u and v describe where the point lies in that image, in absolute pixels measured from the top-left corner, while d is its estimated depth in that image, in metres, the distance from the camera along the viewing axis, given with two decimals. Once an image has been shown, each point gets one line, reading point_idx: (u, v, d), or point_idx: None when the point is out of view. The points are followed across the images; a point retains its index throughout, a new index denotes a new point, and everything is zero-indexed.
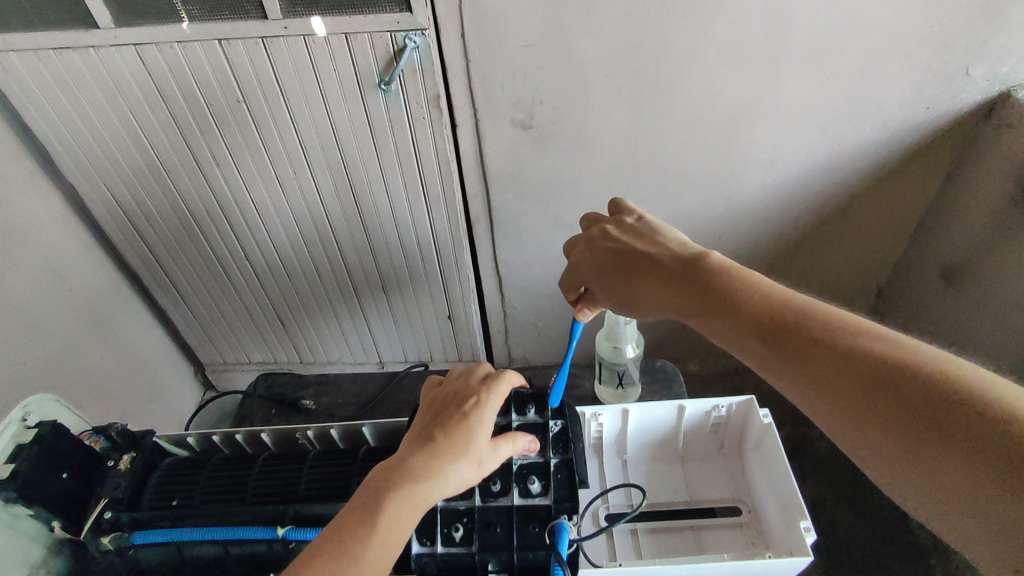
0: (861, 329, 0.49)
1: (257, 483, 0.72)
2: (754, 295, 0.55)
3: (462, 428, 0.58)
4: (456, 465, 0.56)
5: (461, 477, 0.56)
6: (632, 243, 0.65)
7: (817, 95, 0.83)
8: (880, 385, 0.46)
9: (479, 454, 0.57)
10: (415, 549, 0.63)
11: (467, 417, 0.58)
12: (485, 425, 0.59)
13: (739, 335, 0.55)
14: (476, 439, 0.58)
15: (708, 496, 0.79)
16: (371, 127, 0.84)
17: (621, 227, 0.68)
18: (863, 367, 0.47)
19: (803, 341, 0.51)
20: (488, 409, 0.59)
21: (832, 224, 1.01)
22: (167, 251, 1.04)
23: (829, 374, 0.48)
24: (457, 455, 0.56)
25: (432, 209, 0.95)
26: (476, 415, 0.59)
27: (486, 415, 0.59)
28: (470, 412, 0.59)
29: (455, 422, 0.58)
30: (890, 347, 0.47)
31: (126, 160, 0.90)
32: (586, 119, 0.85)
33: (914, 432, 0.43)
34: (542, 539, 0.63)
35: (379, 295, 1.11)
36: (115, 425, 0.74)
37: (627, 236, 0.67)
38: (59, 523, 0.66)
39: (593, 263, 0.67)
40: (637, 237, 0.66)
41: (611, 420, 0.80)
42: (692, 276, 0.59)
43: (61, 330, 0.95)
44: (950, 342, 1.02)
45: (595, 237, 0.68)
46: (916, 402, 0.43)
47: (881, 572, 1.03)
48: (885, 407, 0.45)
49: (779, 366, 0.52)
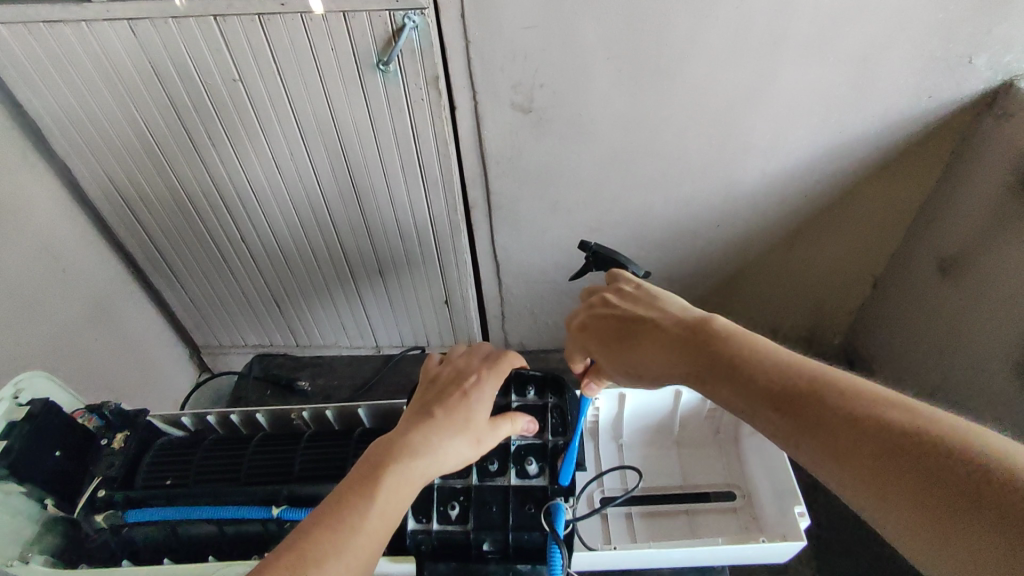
0: (880, 397, 0.47)
1: (253, 462, 0.72)
2: (764, 361, 0.53)
3: (463, 405, 0.58)
4: (455, 440, 0.56)
5: (460, 453, 0.56)
6: (632, 310, 0.64)
7: (819, 81, 0.83)
8: (897, 458, 0.42)
9: (479, 431, 0.58)
10: (411, 526, 0.63)
11: (467, 395, 0.59)
12: (485, 403, 0.59)
13: (750, 403, 0.52)
14: (476, 417, 0.58)
15: (702, 480, 0.80)
16: (369, 108, 0.83)
17: (615, 294, 0.67)
18: (879, 437, 0.44)
19: (817, 411, 0.48)
20: (488, 387, 0.60)
21: (830, 214, 1.01)
22: (162, 232, 1.03)
23: (844, 442, 0.45)
24: (456, 432, 0.56)
25: (430, 192, 0.94)
26: (476, 393, 0.59)
27: (486, 393, 0.60)
28: (471, 390, 0.60)
29: (455, 399, 0.59)
30: (910, 418, 0.44)
31: (119, 138, 0.89)
32: (587, 103, 0.85)
33: (939, 505, 0.40)
34: (538, 520, 0.63)
35: (375, 279, 1.11)
36: (108, 403, 0.73)
37: (626, 302, 0.66)
38: (51, 501, 0.66)
39: (594, 330, 0.65)
40: (636, 303, 0.65)
41: (608, 405, 0.80)
42: (695, 340, 0.58)
43: (55, 310, 0.95)
44: (944, 333, 1.03)
45: (594, 306, 0.67)
46: (936, 477, 0.40)
47: (869, 558, 1.05)
48: (902, 483, 0.42)
49: (792, 434, 0.49)
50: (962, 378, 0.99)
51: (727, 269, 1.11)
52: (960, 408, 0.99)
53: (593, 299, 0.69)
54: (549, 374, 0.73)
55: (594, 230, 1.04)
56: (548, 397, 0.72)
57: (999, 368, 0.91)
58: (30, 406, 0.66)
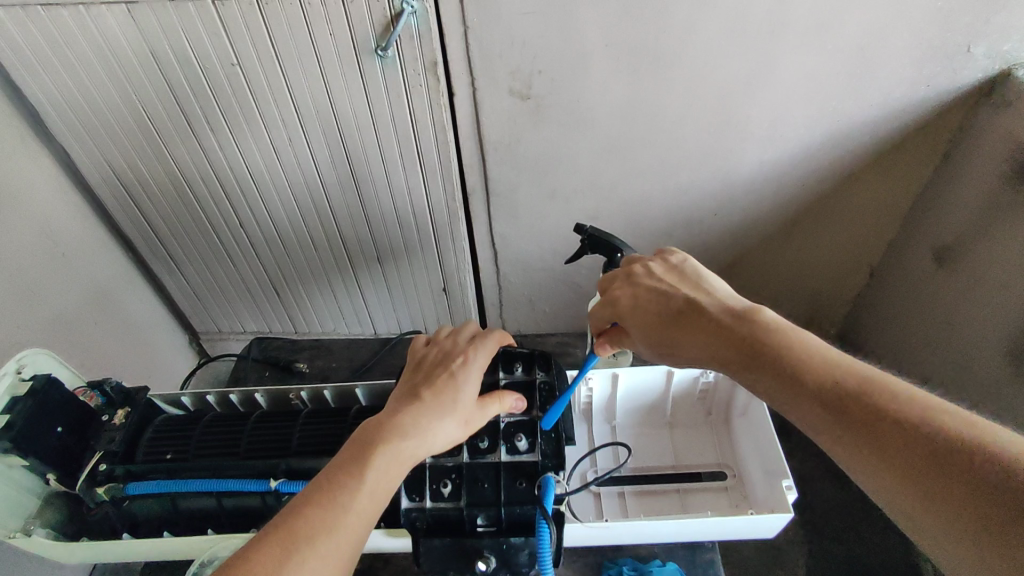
0: (926, 402, 0.46)
1: (250, 437, 0.73)
2: (807, 359, 0.53)
3: (450, 387, 0.59)
4: (443, 421, 0.57)
5: (449, 432, 0.57)
6: (678, 287, 0.65)
7: (817, 69, 0.83)
8: (939, 455, 0.43)
9: (467, 412, 0.59)
10: (404, 504, 0.64)
11: (454, 376, 0.60)
12: (473, 384, 0.60)
13: (791, 393, 0.52)
14: (464, 397, 0.59)
15: (694, 460, 0.81)
16: (367, 93, 0.83)
17: (663, 266, 0.68)
18: (923, 434, 0.44)
19: (860, 406, 0.48)
20: (475, 368, 0.61)
21: (826, 204, 1.02)
22: (161, 218, 1.04)
23: (887, 440, 0.45)
24: (446, 412, 0.57)
25: (428, 179, 0.95)
26: (464, 374, 0.60)
27: (473, 374, 0.61)
28: (458, 371, 0.60)
29: (443, 381, 0.59)
30: (960, 424, 0.44)
31: (119, 123, 0.89)
32: (584, 90, 0.85)
33: (980, 509, 0.40)
34: (530, 493, 0.64)
35: (373, 265, 1.11)
36: (109, 380, 0.75)
37: (671, 276, 0.67)
38: (54, 475, 0.67)
39: (640, 291, 0.66)
40: (680, 280, 0.66)
41: (601, 387, 0.80)
42: (736, 326, 0.58)
43: (55, 293, 0.96)
44: (938, 322, 1.03)
45: (636, 274, 0.67)
46: (986, 484, 0.40)
47: (861, 545, 1.06)
48: (947, 485, 0.42)
49: (832, 429, 0.49)
50: (954, 368, 1.00)
51: (724, 257, 1.12)
52: (953, 398, 1.00)
53: (634, 267, 0.69)
54: (536, 351, 0.74)
55: (592, 218, 1.05)
56: (536, 372, 0.72)
57: (991, 357, 0.92)
58: (33, 381, 0.67)
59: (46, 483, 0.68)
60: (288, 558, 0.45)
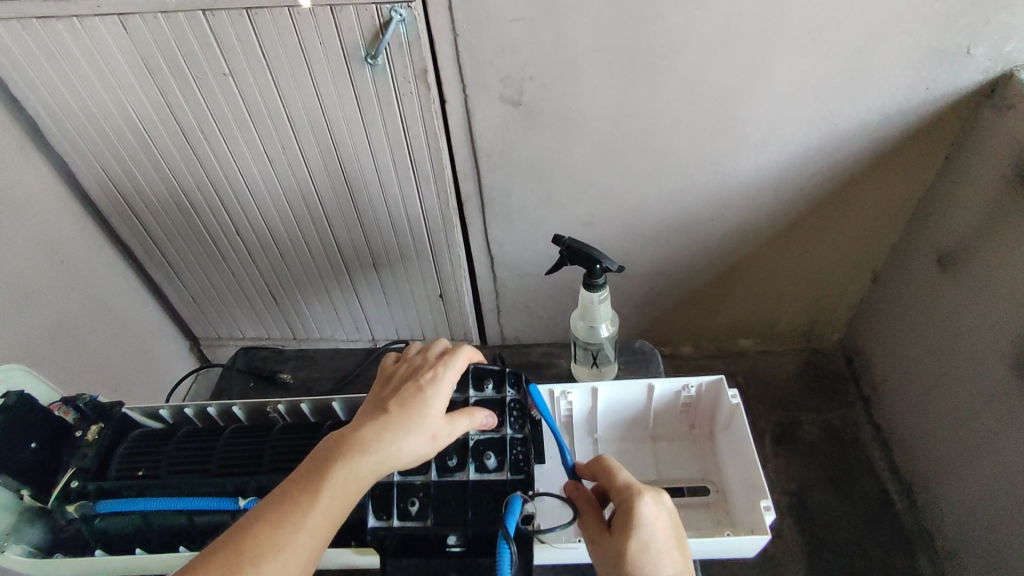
0: None
1: (222, 454, 0.72)
2: None
3: (417, 401, 0.58)
4: (408, 437, 0.56)
5: (414, 448, 0.56)
6: (667, 548, 0.56)
7: (813, 73, 0.81)
8: None
9: (434, 427, 0.58)
10: (371, 523, 0.62)
11: (422, 391, 0.59)
12: (440, 399, 0.59)
13: None
14: (431, 411, 0.58)
15: (677, 475, 0.79)
16: (358, 101, 0.83)
17: (622, 509, 0.57)
18: None
19: None
20: (444, 384, 0.60)
21: (827, 209, 1.01)
22: (159, 226, 1.04)
23: None
24: (409, 428, 0.56)
25: (421, 186, 0.94)
26: (432, 389, 0.59)
27: (442, 389, 0.60)
28: (426, 385, 0.60)
29: (410, 395, 0.59)
30: None
31: (116, 134, 0.90)
32: (576, 96, 0.84)
33: None
34: (495, 513, 0.62)
35: (369, 273, 1.11)
36: (83, 395, 0.74)
37: (667, 529, 0.57)
38: (28, 491, 0.66)
39: (592, 522, 0.60)
40: (673, 540, 0.57)
41: (581, 399, 0.79)
42: None
43: (54, 304, 0.97)
44: (939, 330, 1.01)
45: (654, 502, 0.58)
46: None
47: (863, 559, 1.06)
48: None
49: None
50: (956, 376, 0.98)
51: (723, 263, 1.10)
52: (956, 406, 0.98)
53: (658, 492, 0.59)
54: (507, 369, 0.73)
55: (587, 224, 1.04)
56: (507, 390, 0.71)
57: (992, 367, 0.90)
58: (5, 398, 0.66)
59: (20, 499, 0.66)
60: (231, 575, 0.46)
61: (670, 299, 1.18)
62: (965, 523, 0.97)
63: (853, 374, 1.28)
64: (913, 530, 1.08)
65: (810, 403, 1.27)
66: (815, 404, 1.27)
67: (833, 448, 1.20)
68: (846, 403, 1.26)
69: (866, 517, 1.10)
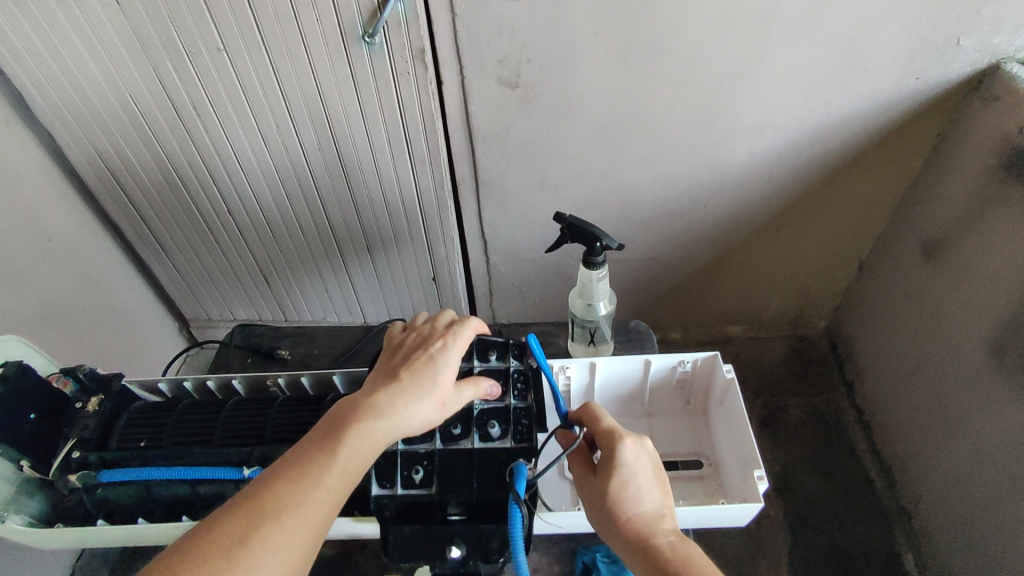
0: None
1: (225, 423, 0.72)
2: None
3: (428, 368, 0.59)
4: (420, 403, 0.57)
5: (425, 414, 0.57)
6: (645, 484, 0.57)
7: (806, 62, 0.82)
8: None
9: (444, 394, 0.59)
10: (374, 491, 0.63)
11: (433, 359, 0.60)
12: (450, 368, 0.60)
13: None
14: (442, 379, 0.59)
15: (671, 449, 0.81)
16: (355, 80, 0.82)
17: (603, 450, 0.58)
18: None
19: None
20: (454, 353, 0.61)
21: (816, 196, 1.02)
22: (149, 205, 1.03)
23: None
24: (422, 393, 0.57)
25: (416, 167, 0.94)
26: (443, 357, 0.60)
27: (452, 358, 0.60)
28: (437, 354, 0.60)
29: (421, 363, 0.59)
30: None
31: (106, 111, 0.89)
32: (572, 80, 0.84)
33: None
34: (503, 479, 0.63)
35: (362, 255, 1.11)
36: (82, 366, 0.74)
37: (647, 469, 0.58)
38: (27, 461, 0.65)
39: (580, 468, 0.61)
40: (653, 481, 0.58)
41: (579, 374, 0.79)
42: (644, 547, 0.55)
43: (42, 280, 0.96)
44: (921, 317, 1.04)
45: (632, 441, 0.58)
46: None
47: (845, 537, 1.09)
48: None
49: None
50: (936, 360, 1.00)
51: (714, 249, 1.12)
52: (937, 392, 1.00)
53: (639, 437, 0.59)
54: (511, 340, 0.74)
55: (581, 208, 1.04)
56: (510, 360, 0.72)
57: (972, 351, 0.92)
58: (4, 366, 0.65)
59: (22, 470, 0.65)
60: (254, 529, 0.46)
61: (661, 284, 1.20)
62: (942, 503, 1.00)
63: (837, 360, 1.31)
64: (892, 509, 1.11)
65: (798, 388, 1.29)
66: (800, 389, 1.29)
67: (817, 432, 1.23)
68: (830, 387, 1.29)
69: (848, 499, 1.14)
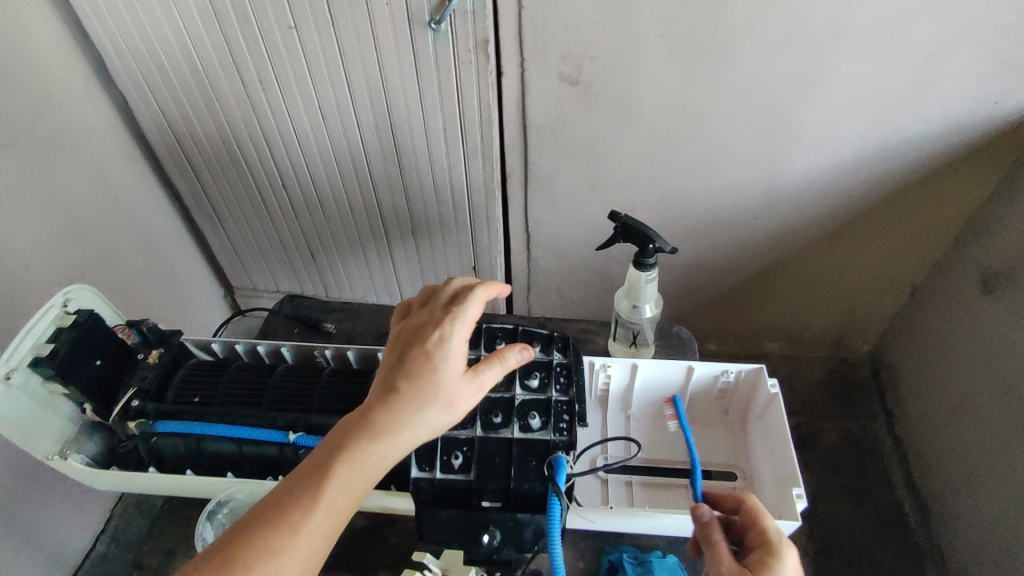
0: None
1: (275, 390, 0.74)
2: None
3: (428, 372, 0.57)
4: (421, 412, 0.56)
5: (429, 421, 0.56)
6: None
7: (876, 78, 0.80)
8: None
9: (450, 396, 0.57)
10: (414, 473, 0.64)
11: (432, 361, 0.57)
12: (452, 368, 0.57)
13: None
14: (442, 383, 0.57)
15: (705, 459, 0.80)
16: (417, 66, 0.84)
17: (767, 551, 0.57)
18: None
19: None
20: (453, 350, 0.58)
21: (873, 218, 0.99)
22: (209, 173, 1.07)
23: None
24: (422, 402, 0.56)
25: (468, 157, 0.95)
26: (441, 358, 0.57)
27: (452, 356, 0.58)
28: (435, 355, 0.58)
29: (420, 365, 0.57)
30: None
31: (178, 79, 0.92)
32: (633, 80, 0.84)
33: None
34: (541, 471, 0.63)
35: (407, 238, 1.13)
36: (146, 320, 0.77)
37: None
38: (90, 405, 0.70)
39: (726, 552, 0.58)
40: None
41: (620, 374, 0.80)
42: None
43: (109, 238, 1.01)
44: (974, 350, 1.00)
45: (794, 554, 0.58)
46: None
47: (871, 568, 1.06)
48: None
49: None
50: (986, 397, 0.97)
51: (761, 262, 1.10)
52: (983, 430, 0.97)
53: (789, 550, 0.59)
54: (556, 333, 0.74)
55: (628, 210, 1.04)
56: (554, 353, 0.72)
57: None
58: (78, 315, 0.70)
59: (83, 412, 0.72)
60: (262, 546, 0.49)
61: (702, 293, 1.18)
62: (978, 545, 0.97)
63: (878, 387, 1.27)
64: (924, 546, 1.08)
65: (834, 412, 1.26)
66: (837, 413, 1.26)
67: (851, 458, 1.20)
68: (869, 414, 1.25)
69: (878, 530, 1.10)
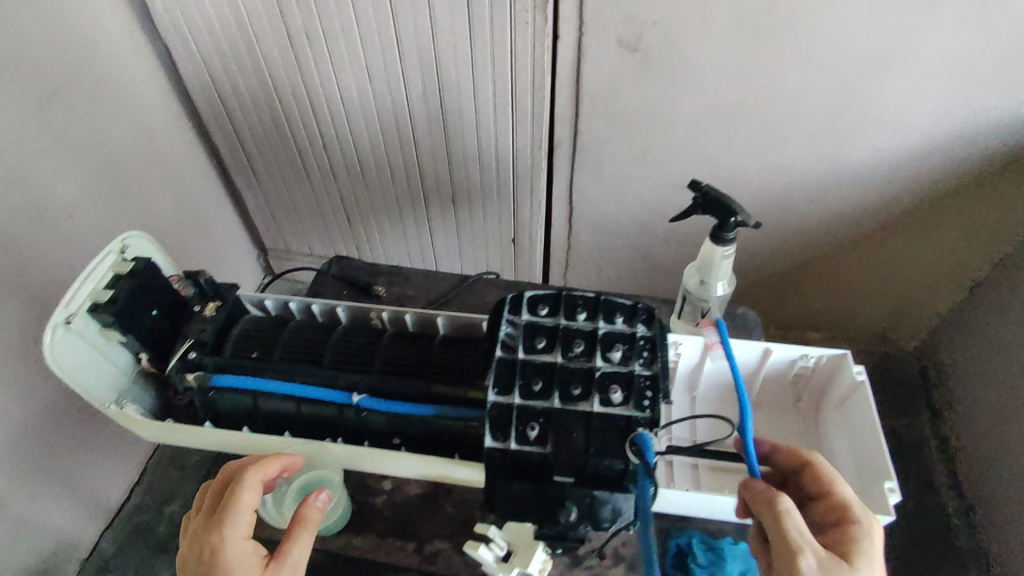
0: None
1: (337, 349, 0.73)
2: None
3: (216, 564, 0.58)
4: None
5: None
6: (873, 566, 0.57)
7: (957, 55, 0.75)
8: None
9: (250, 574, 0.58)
10: (488, 444, 0.60)
11: (220, 552, 0.58)
12: (238, 550, 0.58)
13: None
14: (233, 561, 0.58)
15: (776, 445, 0.78)
16: (470, 26, 0.80)
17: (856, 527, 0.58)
18: None
19: None
20: (233, 529, 0.58)
21: (934, 207, 0.95)
22: (249, 131, 1.05)
23: None
24: None
25: (517, 124, 0.92)
26: (228, 543, 0.58)
27: (233, 542, 0.58)
28: (220, 547, 0.58)
29: (209, 562, 0.58)
30: None
31: (223, 32, 0.90)
32: (696, 49, 0.80)
33: None
34: (622, 450, 0.60)
35: (446, 206, 1.11)
36: (202, 272, 0.76)
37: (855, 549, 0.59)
38: (146, 355, 0.71)
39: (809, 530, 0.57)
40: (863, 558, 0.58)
41: (691, 354, 0.77)
42: None
43: (153, 196, 1.00)
44: None
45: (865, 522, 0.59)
46: None
47: None
48: None
49: None
50: None
51: (811, 248, 1.06)
52: None
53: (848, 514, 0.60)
54: (640, 303, 0.68)
55: (677, 187, 1.00)
56: (638, 325, 0.67)
57: None
58: (135, 262, 0.70)
59: (137, 363, 0.72)
60: None
61: (745, 278, 1.15)
62: None
63: None
64: None
65: None
66: None
67: None
68: None
69: None
